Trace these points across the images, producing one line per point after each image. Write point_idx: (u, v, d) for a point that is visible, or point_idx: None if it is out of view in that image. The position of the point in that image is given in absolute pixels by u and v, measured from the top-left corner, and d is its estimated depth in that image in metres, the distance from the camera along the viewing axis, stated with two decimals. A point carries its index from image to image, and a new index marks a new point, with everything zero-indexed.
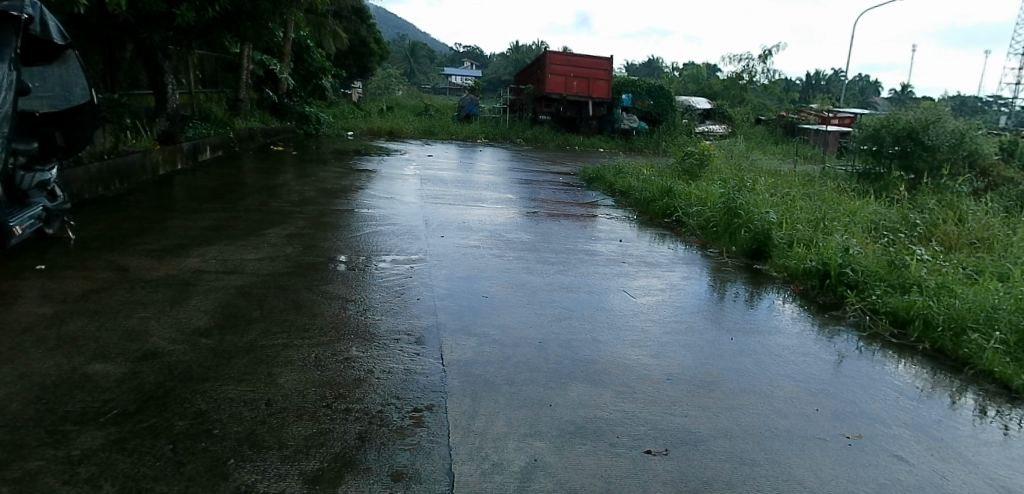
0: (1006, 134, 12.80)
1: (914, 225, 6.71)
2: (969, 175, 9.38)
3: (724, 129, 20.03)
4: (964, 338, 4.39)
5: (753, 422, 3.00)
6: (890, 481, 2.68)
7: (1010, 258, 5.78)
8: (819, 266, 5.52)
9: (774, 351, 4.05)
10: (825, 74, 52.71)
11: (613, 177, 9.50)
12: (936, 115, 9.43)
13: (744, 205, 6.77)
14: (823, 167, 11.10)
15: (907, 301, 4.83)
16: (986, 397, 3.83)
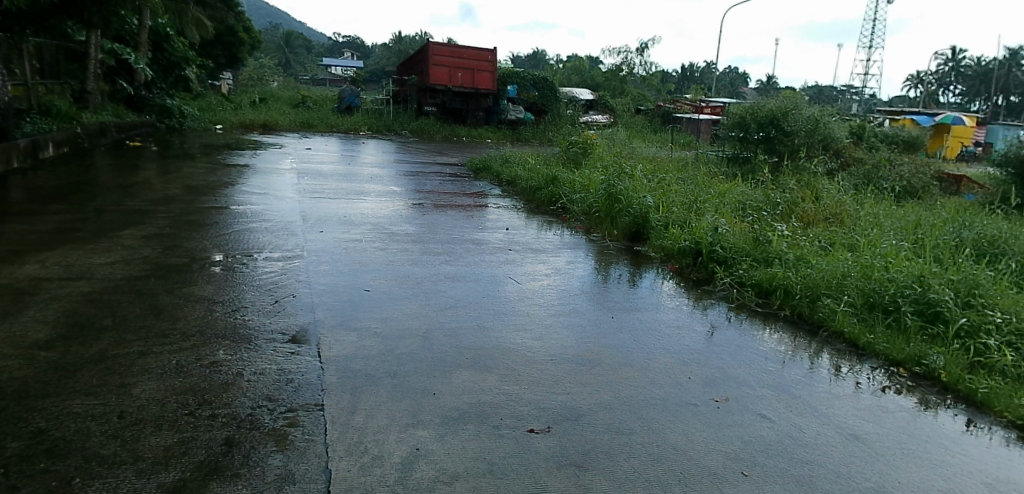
0: (853, 120, 14.11)
1: (776, 205, 7.24)
2: (823, 158, 10.23)
3: (607, 119, 20.69)
4: (818, 304, 4.85)
5: (631, 393, 3.15)
6: (754, 439, 2.91)
7: (858, 231, 6.38)
8: (691, 245, 5.86)
9: (651, 328, 4.27)
10: (698, 67, 56.03)
11: (499, 167, 9.60)
12: (794, 103, 10.23)
13: (624, 190, 7.04)
14: (697, 153, 11.76)
15: (769, 273, 5.24)
16: (837, 356, 4.26)
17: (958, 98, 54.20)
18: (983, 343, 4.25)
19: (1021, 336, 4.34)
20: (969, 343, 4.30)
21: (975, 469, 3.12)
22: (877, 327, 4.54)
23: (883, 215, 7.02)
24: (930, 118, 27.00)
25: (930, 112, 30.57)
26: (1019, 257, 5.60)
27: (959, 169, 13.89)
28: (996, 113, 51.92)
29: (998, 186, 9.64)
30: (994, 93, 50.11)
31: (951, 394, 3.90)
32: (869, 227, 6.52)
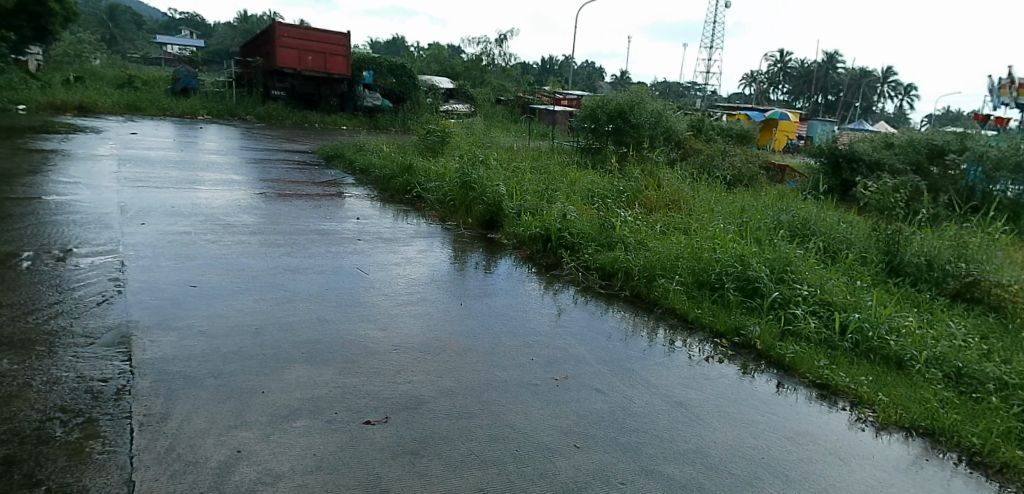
0: (694, 115, 15.16)
1: (621, 192, 7.63)
2: (665, 147, 10.83)
3: (467, 108, 20.75)
4: (654, 283, 5.24)
5: (475, 378, 3.28)
6: (588, 412, 3.19)
7: (693, 216, 6.88)
8: (542, 231, 6.08)
9: (500, 314, 4.37)
10: (556, 60, 57.81)
11: (353, 155, 9.34)
12: (639, 97, 10.97)
13: (478, 179, 7.10)
14: (552, 143, 12.11)
15: (611, 256, 5.57)
16: (670, 332, 4.61)
17: (784, 97, 60.27)
18: (792, 312, 4.76)
19: (823, 306, 4.89)
20: (780, 313, 4.79)
21: (779, 425, 3.52)
22: (705, 303, 4.97)
23: (715, 200, 7.57)
24: (760, 114, 29.78)
25: (761, 108, 33.67)
26: (825, 237, 6.27)
27: (782, 159, 15.39)
28: (814, 111, 58.50)
29: (812, 174, 10.75)
30: (813, 93, 56.24)
31: (764, 359, 4.35)
32: (702, 212, 7.02)
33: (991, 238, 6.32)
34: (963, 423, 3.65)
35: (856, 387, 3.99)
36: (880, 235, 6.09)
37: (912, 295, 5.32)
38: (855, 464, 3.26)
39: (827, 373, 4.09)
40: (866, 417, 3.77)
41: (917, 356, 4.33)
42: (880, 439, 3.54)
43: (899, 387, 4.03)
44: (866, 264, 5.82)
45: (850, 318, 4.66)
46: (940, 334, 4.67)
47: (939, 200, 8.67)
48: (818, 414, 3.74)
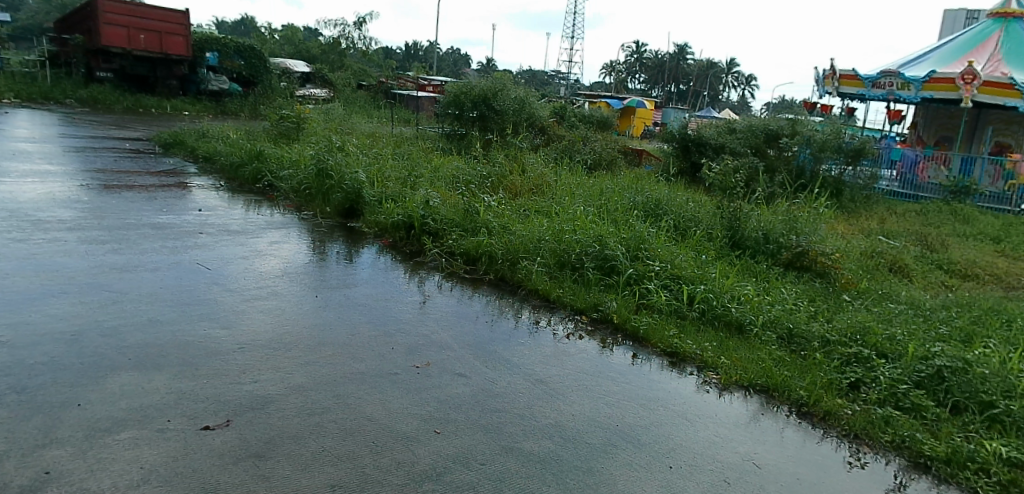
0: (556, 101, 15.47)
1: (485, 178, 7.65)
2: (528, 133, 10.93)
3: (326, 94, 19.93)
4: (517, 266, 5.33)
5: (330, 371, 3.22)
6: (448, 397, 3.25)
7: (555, 199, 7.02)
8: (404, 219, 5.99)
9: (360, 304, 4.26)
10: (419, 46, 57.10)
11: (194, 142, 8.66)
12: (501, 84, 11.06)
13: (335, 166, 6.84)
14: (417, 130, 11.89)
15: (475, 241, 5.59)
16: (534, 312, 4.72)
17: (640, 85, 63.56)
18: (646, 287, 5.01)
19: (673, 279, 5.17)
20: (635, 288, 5.04)
21: (634, 393, 3.73)
22: (566, 282, 5.12)
23: (576, 183, 7.72)
24: (618, 102, 31.13)
25: (620, 97, 35.18)
26: (675, 215, 6.62)
27: (638, 143, 16.16)
28: (668, 99, 62.21)
29: (666, 158, 11.36)
30: (666, 83, 59.80)
31: (621, 333, 4.56)
32: (564, 195, 7.17)
33: (816, 213, 7.01)
34: (793, 378, 4.04)
35: (702, 352, 4.30)
36: (724, 212, 6.54)
37: (751, 266, 5.78)
38: (701, 423, 3.52)
39: (676, 341, 4.37)
40: (711, 379, 4.08)
41: (755, 320, 4.72)
42: (722, 399, 3.84)
43: (739, 350, 4.39)
44: (712, 240, 6.25)
45: (697, 289, 4.98)
46: (774, 300, 5.12)
47: (774, 180, 9.47)
48: (669, 380, 4.00)
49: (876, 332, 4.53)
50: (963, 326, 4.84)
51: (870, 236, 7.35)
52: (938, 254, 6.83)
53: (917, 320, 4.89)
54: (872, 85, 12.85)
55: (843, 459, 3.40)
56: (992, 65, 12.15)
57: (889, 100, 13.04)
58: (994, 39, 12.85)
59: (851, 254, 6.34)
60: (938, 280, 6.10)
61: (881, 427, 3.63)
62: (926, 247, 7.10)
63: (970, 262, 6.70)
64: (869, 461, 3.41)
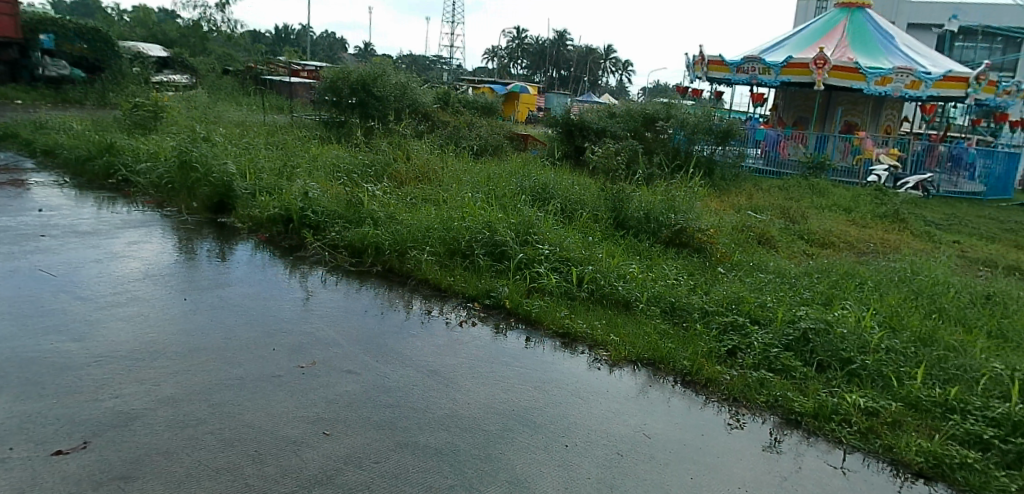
0: (439, 87, 15.24)
1: (367, 166, 7.38)
2: (411, 119, 10.62)
3: (187, 79, 18.42)
4: (406, 256, 5.18)
5: (203, 379, 3.00)
6: (337, 396, 3.09)
7: (441, 187, 6.88)
8: (281, 212, 5.65)
9: (237, 304, 3.97)
10: (291, 31, 54.43)
11: (31, 134, 7.75)
12: (381, 69, 10.71)
13: (201, 156, 6.33)
14: (292, 118, 11.25)
15: (360, 232, 5.37)
16: (425, 302, 4.61)
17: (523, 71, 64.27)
18: (536, 270, 5.02)
19: (562, 261, 5.22)
20: (526, 272, 5.04)
21: (529, 376, 3.74)
22: (456, 270, 5.04)
23: (462, 169, 7.60)
24: (502, 87, 31.26)
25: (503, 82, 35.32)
26: (562, 199, 6.68)
27: (522, 129, 16.26)
28: (550, 85, 63.34)
29: (550, 142, 11.47)
30: (547, 68, 60.84)
31: (513, 317, 4.56)
32: (451, 182, 7.05)
33: (692, 192, 7.36)
34: (677, 349, 4.21)
35: (592, 330, 4.38)
36: (607, 195, 6.71)
37: (634, 245, 5.97)
38: (594, 400, 3.58)
39: (567, 322, 4.42)
40: (602, 357, 4.17)
41: (640, 296, 4.87)
42: (612, 375, 3.94)
43: (626, 326, 4.51)
44: (598, 222, 6.39)
45: (585, 270, 5.06)
46: (657, 276, 5.32)
47: (652, 161, 9.83)
48: (562, 361, 4.04)
49: (749, 300, 4.82)
50: (822, 290, 5.27)
51: (741, 211, 7.83)
52: (799, 226, 7.40)
53: (784, 288, 5.26)
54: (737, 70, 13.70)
55: (724, 421, 3.59)
56: (840, 51, 13.32)
57: (752, 84, 13.96)
58: (840, 28, 14.08)
59: (724, 229, 6.72)
60: (800, 250, 6.61)
61: (757, 389, 3.86)
62: (789, 220, 7.67)
63: (826, 232, 7.32)
64: (748, 422, 3.62)
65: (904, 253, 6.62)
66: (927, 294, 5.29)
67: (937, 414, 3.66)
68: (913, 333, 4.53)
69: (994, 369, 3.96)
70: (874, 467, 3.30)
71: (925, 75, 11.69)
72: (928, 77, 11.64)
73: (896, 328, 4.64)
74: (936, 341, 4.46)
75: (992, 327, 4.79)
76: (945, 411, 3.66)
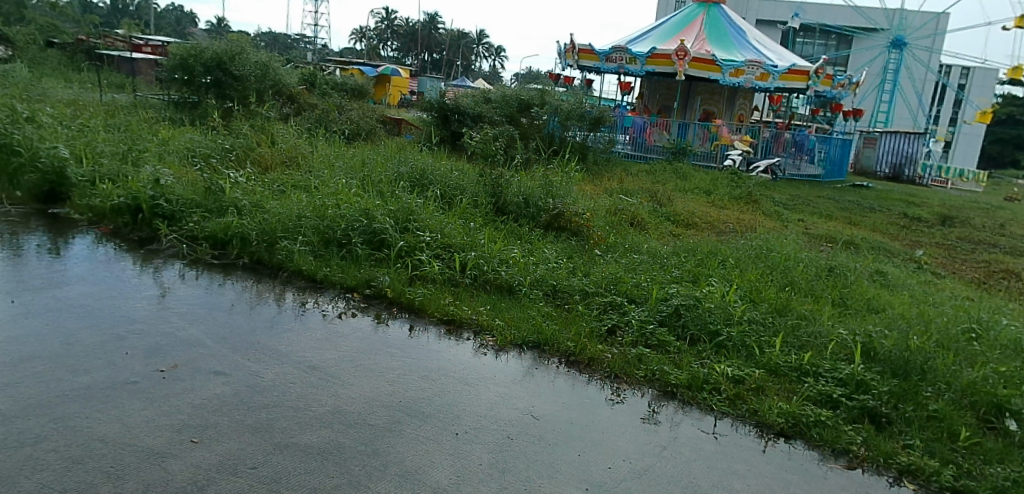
0: (304, 67, 14.43)
1: (227, 150, 6.81)
2: (274, 101, 9.92)
3: (2, 51, 16.07)
4: (276, 246, 4.83)
5: (43, 392, 2.66)
6: (205, 400, 2.84)
7: (312, 172, 6.50)
8: (127, 201, 5.08)
9: (80, 305, 3.53)
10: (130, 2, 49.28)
11: None
12: (238, 46, 9.93)
13: (24, 140, 5.53)
14: (134, 97, 10.12)
15: (223, 222, 4.93)
16: (299, 294, 4.33)
17: (391, 53, 62.71)
18: (417, 258, 4.87)
19: (444, 248, 5.11)
20: (407, 260, 4.87)
21: (415, 367, 3.62)
22: (332, 260, 4.77)
23: (334, 154, 7.20)
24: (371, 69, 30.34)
25: (372, 64, 34.22)
26: (441, 184, 6.54)
27: (395, 113, 15.84)
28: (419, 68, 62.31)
29: (425, 127, 11.23)
30: (417, 51, 59.86)
31: (396, 306, 4.40)
32: (323, 167, 6.66)
33: (568, 177, 7.51)
34: (561, 331, 4.26)
35: (477, 316, 4.33)
36: (486, 180, 6.67)
37: (514, 230, 5.98)
38: (482, 386, 3.53)
39: (452, 309, 4.34)
40: (488, 342, 4.13)
41: (523, 281, 4.88)
42: (499, 360, 3.91)
43: (511, 310, 4.51)
44: (478, 207, 6.33)
45: (468, 256, 4.99)
46: (538, 260, 5.37)
47: (529, 145, 9.91)
48: (448, 348, 3.95)
49: (625, 281, 5.00)
50: (690, 268, 5.57)
51: (613, 195, 8.11)
52: (666, 208, 7.80)
53: (656, 267, 5.51)
54: (605, 59, 14.19)
55: (607, 398, 3.68)
56: (698, 44, 14.19)
57: (619, 73, 14.54)
58: (697, 23, 14.99)
59: (599, 212, 6.92)
60: (667, 231, 6.97)
61: (636, 365, 3.99)
62: (657, 202, 8.06)
63: (690, 214, 7.77)
64: (629, 396, 3.74)
65: (758, 232, 7.19)
66: (780, 269, 5.77)
67: (794, 378, 3.98)
68: (771, 305, 4.92)
69: (839, 335, 4.38)
70: (741, 431, 3.53)
71: (773, 68, 12.79)
72: (775, 70, 12.77)
73: (756, 301, 5.01)
74: (790, 311, 4.87)
75: (834, 297, 5.31)
76: (800, 375, 4.00)
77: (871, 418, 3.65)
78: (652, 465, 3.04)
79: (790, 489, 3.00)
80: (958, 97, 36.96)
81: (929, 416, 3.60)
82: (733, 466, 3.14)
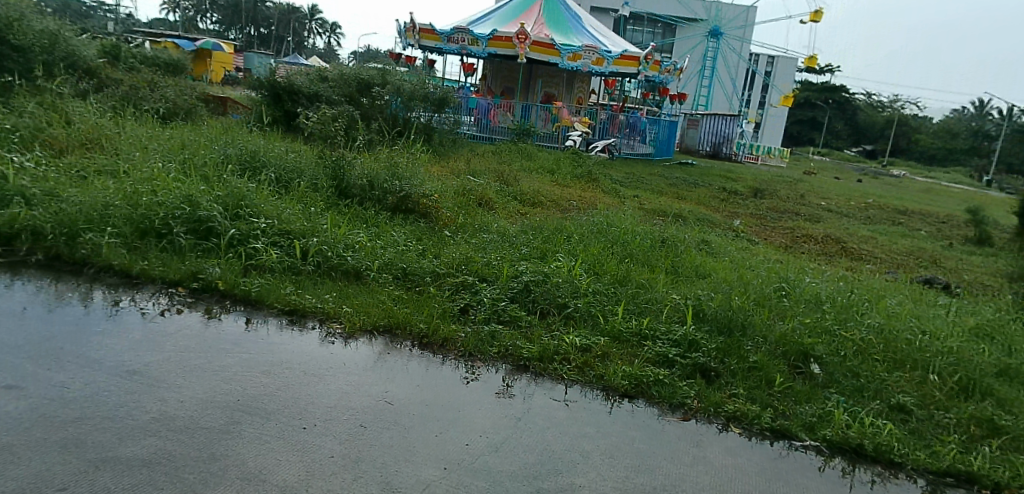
0: (104, 37, 12.78)
1: (10, 132, 5.87)
2: (68, 76, 8.70)
3: None
4: (79, 240, 4.28)
5: None
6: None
7: (121, 156, 5.81)
8: None
9: None
10: None
11: None
12: (18, 13, 8.55)
13: None
14: None
15: (8, 214, 4.31)
16: (111, 292, 3.87)
17: (215, 26, 57.71)
18: (252, 246, 4.54)
19: (282, 235, 4.80)
20: (240, 249, 4.52)
21: (254, 362, 3.36)
22: (150, 253, 4.31)
23: (146, 136, 6.49)
24: (189, 43, 27.79)
25: (191, 37, 31.23)
26: (275, 167, 6.13)
27: (220, 91, 14.60)
28: (249, 43, 58.02)
29: (255, 106, 10.48)
30: (244, 24, 55.62)
31: (230, 299, 4.06)
32: (133, 150, 5.98)
33: (413, 158, 7.38)
34: (413, 314, 4.19)
35: (322, 304, 4.12)
36: (326, 162, 6.35)
37: (359, 213, 5.77)
38: (330, 376, 3.36)
39: (294, 298, 4.09)
40: (335, 329, 3.95)
41: (370, 265, 4.72)
42: (347, 348, 3.75)
43: (358, 296, 4.34)
44: (318, 191, 6.02)
45: (310, 243, 4.72)
46: (386, 243, 5.22)
47: (371, 126, 9.60)
48: (290, 340, 3.72)
49: (475, 261, 5.01)
50: (537, 246, 5.72)
51: (460, 175, 8.11)
52: (512, 188, 7.94)
53: (505, 246, 5.58)
54: (446, 40, 14.11)
55: (462, 377, 3.66)
56: (537, 28, 14.56)
57: (461, 54, 14.54)
58: (535, 6, 15.35)
59: (446, 194, 6.88)
60: (514, 210, 7.10)
61: (489, 342, 4.02)
62: (502, 182, 8.18)
63: (535, 193, 7.99)
64: (483, 373, 3.75)
65: (599, 208, 7.56)
66: (619, 242, 6.11)
67: (634, 342, 4.23)
68: (612, 276, 5.19)
69: (673, 300, 4.71)
70: (589, 395, 3.68)
71: (607, 53, 13.43)
72: (609, 55, 13.46)
73: (599, 274, 5.26)
74: (629, 281, 5.16)
75: (668, 266, 5.70)
76: (640, 339, 4.26)
77: (702, 374, 3.97)
78: (508, 438, 3.07)
79: (635, 444, 3.18)
80: (764, 83, 41.34)
81: (749, 366, 3.98)
82: (583, 429, 3.26)
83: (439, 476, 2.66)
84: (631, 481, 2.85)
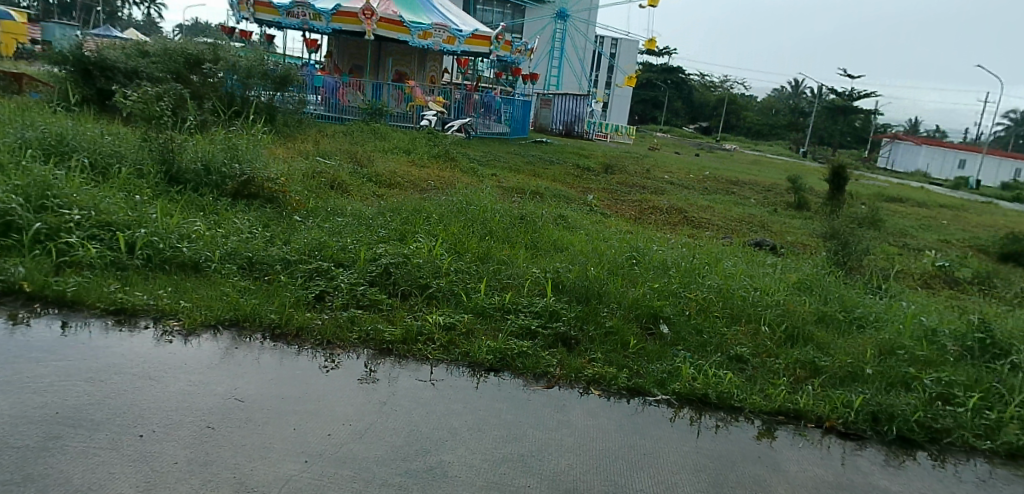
0: None
1: None
2: None
3: None
4: None
5: None
6: None
7: None
8: None
9: None
10: None
11: None
12: None
13: None
14: None
15: None
16: None
17: None
18: (64, 242, 4.03)
19: (102, 227, 4.30)
20: (50, 246, 4.00)
21: (74, 368, 2.99)
22: None
23: None
24: None
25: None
26: (90, 152, 5.47)
27: (15, 67, 12.73)
28: (52, 14, 51.05)
29: (60, 84, 9.28)
30: None
31: (39, 302, 3.58)
32: None
33: (253, 139, 6.89)
34: (262, 305, 3.92)
35: (155, 301, 3.74)
36: (152, 145, 5.76)
37: (195, 200, 5.30)
38: (169, 378, 3.06)
39: (121, 296, 3.68)
40: (172, 327, 3.60)
41: (211, 256, 4.36)
42: (188, 345, 3.44)
43: (198, 290, 3.99)
44: (143, 177, 5.45)
45: (137, 234, 4.27)
46: (228, 232, 4.84)
47: (203, 106, 8.85)
48: (119, 342, 3.34)
49: (330, 246, 4.78)
50: (396, 228, 5.58)
51: (309, 157, 7.72)
52: (365, 169, 7.69)
53: (361, 229, 5.38)
54: (285, 13, 13.30)
55: (321, 366, 3.49)
56: (384, 4, 14.16)
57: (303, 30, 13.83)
58: None
59: (294, 177, 6.52)
60: (370, 192, 6.87)
61: (348, 328, 3.86)
62: (355, 164, 7.89)
63: (391, 174, 7.80)
64: (343, 360, 3.60)
65: (457, 187, 7.53)
66: (479, 221, 6.12)
67: (497, 316, 4.27)
68: (472, 254, 5.20)
69: (533, 274, 4.81)
70: (455, 373, 3.65)
71: (457, 32, 13.40)
72: (460, 34, 13.47)
73: (460, 252, 5.24)
74: (490, 258, 5.20)
75: (526, 241, 5.81)
76: (502, 313, 4.31)
77: (563, 342, 4.10)
78: (372, 423, 2.97)
79: (502, 416, 3.21)
80: (610, 64, 43.37)
81: (606, 332, 4.17)
82: (451, 406, 3.24)
83: (300, 470, 2.52)
84: (500, 450, 2.88)
